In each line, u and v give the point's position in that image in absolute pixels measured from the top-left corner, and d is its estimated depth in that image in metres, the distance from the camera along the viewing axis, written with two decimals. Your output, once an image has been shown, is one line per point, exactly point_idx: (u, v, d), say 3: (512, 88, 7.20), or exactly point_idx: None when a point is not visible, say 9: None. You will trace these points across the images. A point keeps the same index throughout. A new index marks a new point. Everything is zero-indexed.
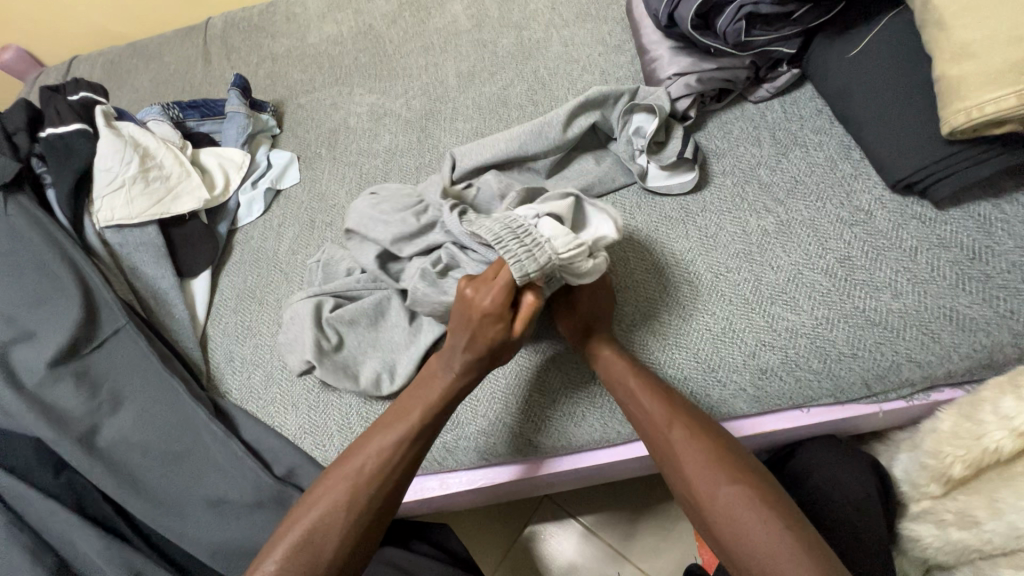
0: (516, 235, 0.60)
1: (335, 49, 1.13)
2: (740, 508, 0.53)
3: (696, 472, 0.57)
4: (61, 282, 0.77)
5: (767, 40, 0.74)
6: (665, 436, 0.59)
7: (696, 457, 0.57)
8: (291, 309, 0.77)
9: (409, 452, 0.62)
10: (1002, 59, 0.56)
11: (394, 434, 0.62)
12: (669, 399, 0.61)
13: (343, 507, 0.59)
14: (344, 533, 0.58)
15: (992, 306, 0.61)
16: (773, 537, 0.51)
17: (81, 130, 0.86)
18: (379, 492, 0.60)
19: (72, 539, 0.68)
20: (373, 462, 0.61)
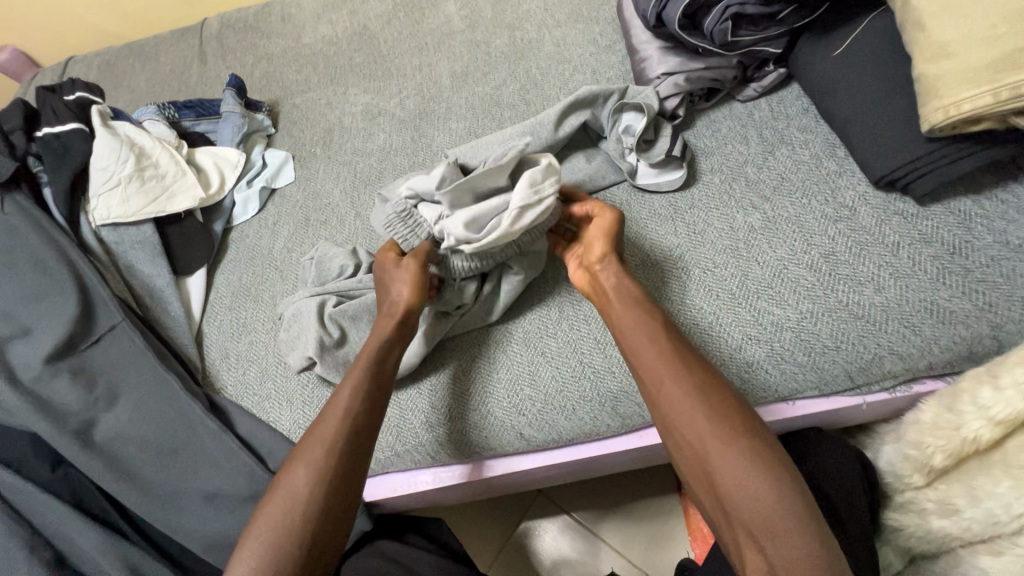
0: (401, 218, 0.73)
1: (330, 50, 1.14)
2: (744, 473, 0.52)
3: (700, 430, 0.55)
4: (58, 280, 0.78)
5: (752, 41, 0.75)
6: (671, 393, 0.58)
7: (703, 416, 0.56)
8: (293, 306, 0.79)
9: (361, 408, 0.64)
10: (977, 58, 0.57)
11: (343, 395, 0.64)
12: (678, 361, 0.59)
13: (307, 473, 0.60)
14: (311, 498, 0.59)
15: (972, 299, 0.62)
16: (771, 503, 0.50)
17: (77, 129, 0.87)
18: (340, 450, 0.61)
19: (69, 533, 0.69)
20: (330, 426, 0.62)
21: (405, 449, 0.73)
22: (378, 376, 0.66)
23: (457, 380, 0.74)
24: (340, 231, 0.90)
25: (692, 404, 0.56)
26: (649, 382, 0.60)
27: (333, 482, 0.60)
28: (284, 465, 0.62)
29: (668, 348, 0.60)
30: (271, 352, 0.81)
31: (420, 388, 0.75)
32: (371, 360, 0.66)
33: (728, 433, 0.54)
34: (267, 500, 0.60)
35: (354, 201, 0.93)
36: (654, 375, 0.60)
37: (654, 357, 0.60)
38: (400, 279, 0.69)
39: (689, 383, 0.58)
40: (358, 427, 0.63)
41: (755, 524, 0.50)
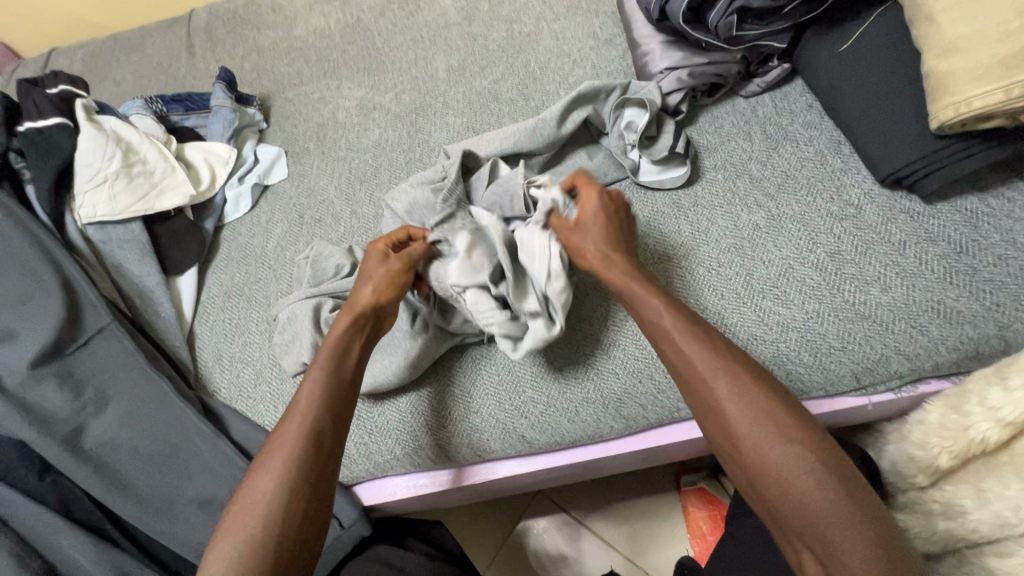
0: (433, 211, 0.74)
1: (323, 42, 1.12)
2: (789, 472, 0.48)
3: (742, 422, 0.50)
4: (44, 281, 0.75)
5: (757, 35, 0.74)
6: (711, 385, 0.53)
7: (743, 412, 0.51)
8: (287, 309, 0.77)
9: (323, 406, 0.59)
10: (988, 55, 0.56)
11: (304, 389, 0.60)
12: (709, 346, 0.55)
13: (274, 475, 0.55)
14: (284, 503, 0.54)
15: (978, 299, 0.62)
16: (822, 502, 0.46)
17: (60, 124, 0.83)
18: (304, 450, 0.57)
19: (58, 542, 0.67)
20: (292, 425, 0.58)
21: (404, 453, 0.71)
22: (340, 374, 0.62)
23: (456, 382, 0.72)
24: (336, 229, 0.88)
25: (733, 396, 0.51)
26: (678, 376, 0.56)
27: (297, 484, 0.55)
28: (250, 470, 0.57)
29: (695, 336, 0.55)
30: (266, 354, 0.79)
31: (420, 392, 0.73)
32: (332, 354, 0.63)
33: (771, 428, 0.50)
34: (230, 508, 0.55)
35: (349, 198, 0.90)
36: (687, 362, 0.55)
37: (681, 348, 0.55)
38: (371, 276, 0.66)
39: (723, 375, 0.53)
40: (319, 426, 0.58)
41: (800, 523, 0.47)
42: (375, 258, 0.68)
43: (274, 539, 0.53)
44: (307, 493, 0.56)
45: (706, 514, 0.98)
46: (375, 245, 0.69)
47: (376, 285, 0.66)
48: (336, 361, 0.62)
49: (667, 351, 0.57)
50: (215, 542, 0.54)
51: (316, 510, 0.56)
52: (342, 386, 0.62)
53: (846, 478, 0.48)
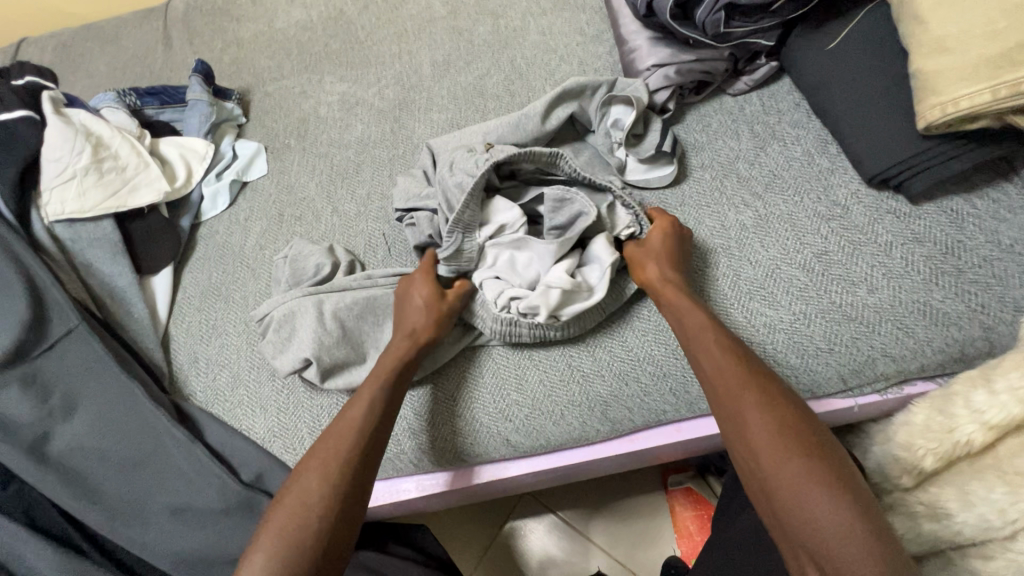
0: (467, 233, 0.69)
1: (304, 35, 1.09)
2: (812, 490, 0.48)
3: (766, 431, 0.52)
4: (6, 281, 0.72)
5: (746, 32, 0.73)
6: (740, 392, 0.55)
7: (771, 436, 0.52)
8: (279, 306, 0.74)
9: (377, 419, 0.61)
10: (976, 54, 0.56)
11: (360, 404, 0.62)
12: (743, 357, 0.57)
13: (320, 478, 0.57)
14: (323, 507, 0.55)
15: (964, 301, 0.62)
16: (844, 532, 0.47)
17: (26, 117, 0.80)
18: (349, 457, 0.58)
19: (21, 553, 0.64)
20: (344, 434, 0.60)
21: (385, 457, 0.69)
22: (396, 394, 0.63)
23: (441, 385, 0.71)
24: (315, 228, 0.86)
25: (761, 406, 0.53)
26: (713, 400, 0.57)
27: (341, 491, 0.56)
28: (294, 470, 0.59)
29: (738, 363, 0.57)
30: (244, 356, 0.77)
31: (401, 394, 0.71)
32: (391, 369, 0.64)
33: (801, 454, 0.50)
34: (277, 500, 0.57)
35: (331, 196, 0.88)
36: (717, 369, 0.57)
37: (721, 373, 0.57)
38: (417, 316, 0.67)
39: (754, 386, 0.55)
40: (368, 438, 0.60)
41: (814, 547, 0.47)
42: (425, 292, 0.68)
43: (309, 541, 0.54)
44: (351, 502, 0.57)
45: (693, 514, 0.98)
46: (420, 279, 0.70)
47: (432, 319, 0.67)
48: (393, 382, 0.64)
49: (707, 373, 0.58)
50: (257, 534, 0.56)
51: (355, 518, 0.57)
52: (393, 403, 0.63)
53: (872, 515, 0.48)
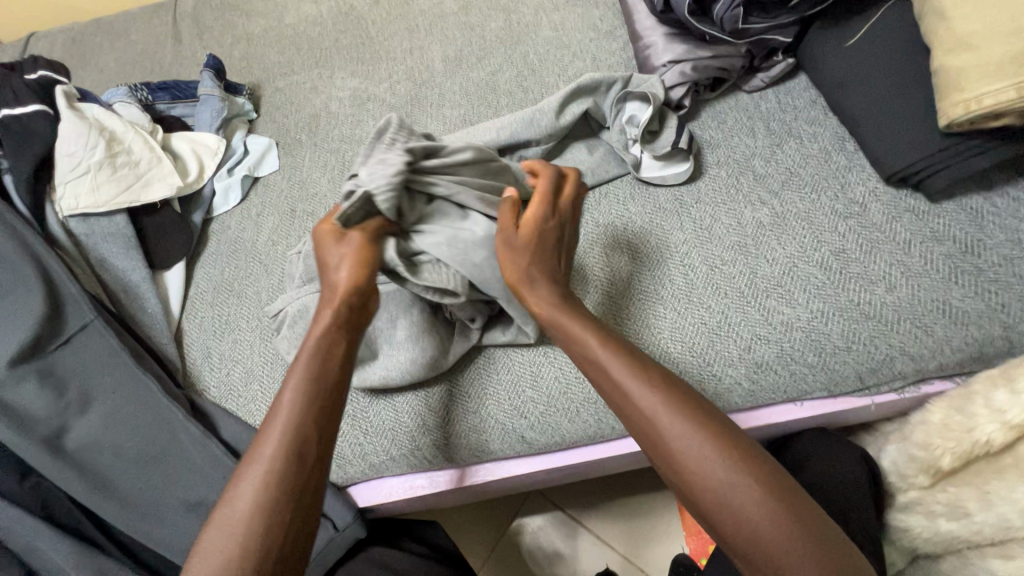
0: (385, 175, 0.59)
1: (314, 30, 1.08)
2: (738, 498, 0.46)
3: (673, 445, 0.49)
4: (23, 276, 0.72)
5: (763, 28, 0.73)
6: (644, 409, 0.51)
7: (694, 453, 0.48)
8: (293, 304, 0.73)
9: (304, 420, 0.52)
10: (1001, 51, 0.55)
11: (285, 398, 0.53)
12: (640, 368, 0.53)
13: (259, 498, 0.49)
14: (268, 528, 0.48)
15: (984, 300, 0.61)
16: (787, 536, 0.44)
17: (40, 111, 0.80)
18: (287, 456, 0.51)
19: (39, 548, 0.65)
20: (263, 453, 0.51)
21: (399, 454, 0.70)
22: (324, 372, 0.55)
23: (455, 383, 0.71)
24: None
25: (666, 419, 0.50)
26: (631, 421, 0.52)
27: (263, 515, 0.48)
28: (228, 485, 0.51)
29: (638, 373, 0.52)
30: (257, 351, 0.77)
31: (417, 393, 0.71)
32: (319, 352, 0.55)
33: (726, 462, 0.47)
34: (208, 529, 0.49)
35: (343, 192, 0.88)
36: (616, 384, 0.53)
37: (626, 389, 0.52)
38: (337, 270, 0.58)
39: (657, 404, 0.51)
40: (306, 438, 0.52)
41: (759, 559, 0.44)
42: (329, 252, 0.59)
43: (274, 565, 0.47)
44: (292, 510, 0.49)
45: None
46: (325, 228, 0.61)
47: (347, 267, 0.58)
48: (320, 361, 0.55)
49: (617, 395, 0.53)
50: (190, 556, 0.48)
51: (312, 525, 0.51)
52: (324, 394, 0.54)
53: (803, 508, 0.46)
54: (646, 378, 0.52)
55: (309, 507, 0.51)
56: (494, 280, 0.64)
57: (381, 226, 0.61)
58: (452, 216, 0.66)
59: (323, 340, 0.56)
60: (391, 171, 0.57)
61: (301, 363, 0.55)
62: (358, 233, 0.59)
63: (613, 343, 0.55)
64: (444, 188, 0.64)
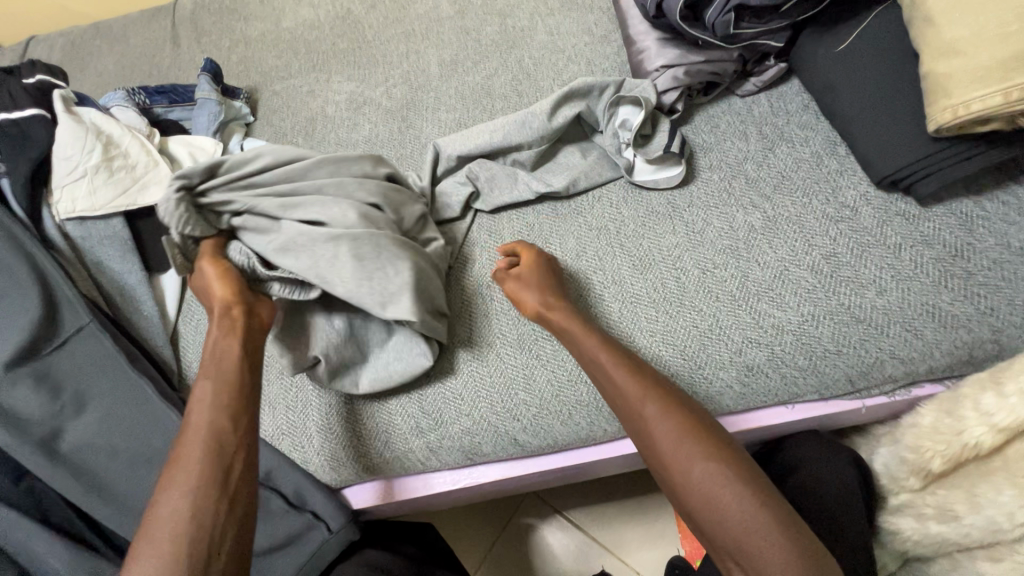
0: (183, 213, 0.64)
1: (312, 34, 1.09)
2: (719, 492, 0.50)
3: (664, 442, 0.54)
4: (19, 279, 0.72)
5: (755, 33, 0.73)
6: (639, 410, 0.56)
7: (672, 441, 0.54)
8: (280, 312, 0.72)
9: (216, 418, 0.56)
10: (988, 56, 0.56)
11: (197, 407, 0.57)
12: (638, 374, 0.59)
13: (183, 488, 0.52)
14: (195, 508, 0.51)
15: (973, 303, 0.62)
16: (749, 520, 0.48)
17: (38, 115, 0.81)
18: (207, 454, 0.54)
19: (34, 549, 0.65)
20: (184, 459, 0.54)
21: (394, 456, 0.70)
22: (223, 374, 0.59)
23: (447, 385, 0.71)
24: None
25: (659, 419, 0.55)
26: (619, 412, 0.59)
27: (193, 507, 0.51)
28: (155, 494, 0.53)
29: (627, 370, 0.59)
30: None
31: (411, 396, 0.71)
32: (215, 361, 0.60)
33: (696, 451, 0.52)
34: (140, 532, 0.51)
35: None
36: (616, 387, 0.59)
37: (615, 384, 0.59)
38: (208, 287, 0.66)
39: (651, 403, 0.56)
40: (219, 430, 0.56)
41: (726, 541, 0.49)
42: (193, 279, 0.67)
43: (202, 545, 0.49)
44: (215, 493, 0.52)
45: None
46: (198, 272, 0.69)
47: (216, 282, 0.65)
48: (218, 363, 0.60)
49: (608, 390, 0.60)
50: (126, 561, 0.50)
51: (245, 510, 0.54)
52: (230, 389, 0.58)
53: (775, 503, 0.49)
54: (634, 375, 0.58)
55: (235, 490, 0.54)
56: (330, 273, 0.65)
57: (214, 246, 0.69)
58: (272, 224, 0.68)
59: (217, 348, 0.61)
60: (171, 206, 0.64)
61: (205, 376, 0.59)
62: (206, 259, 0.67)
63: (608, 344, 0.62)
64: (246, 200, 0.67)
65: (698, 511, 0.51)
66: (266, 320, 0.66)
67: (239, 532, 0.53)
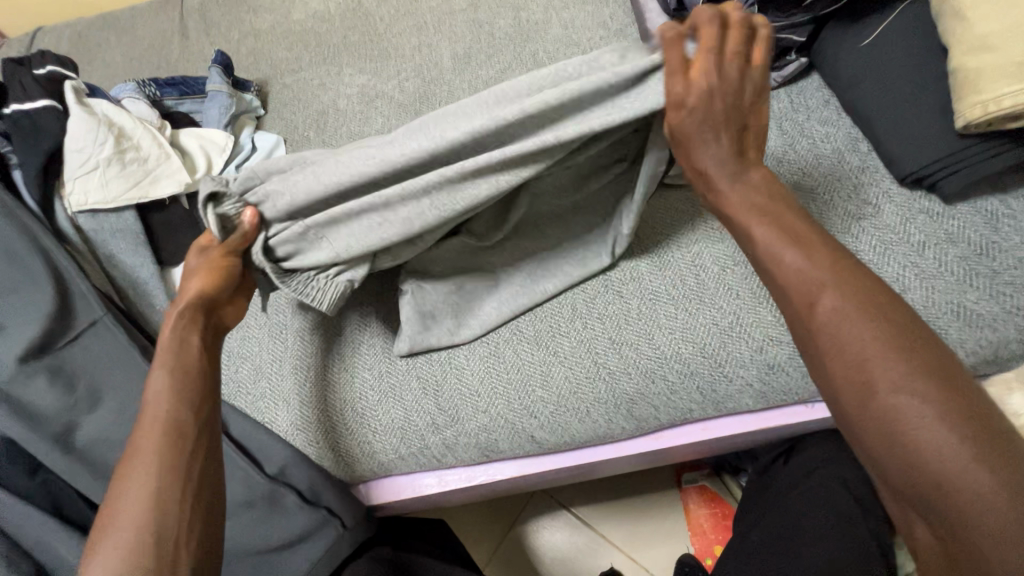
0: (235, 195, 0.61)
1: (322, 27, 1.08)
2: (930, 427, 0.38)
3: (858, 344, 0.42)
4: (31, 272, 0.72)
5: (777, 27, 0.72)
6: (827, 307, 0.44)
7: (870, 348, 0.41)
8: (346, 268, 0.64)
9: (180, 404, 0.52)
10: (1019, 52, 0.55)
11: (153, 396, 0.53)
12: (826, 260, 0.46)
13: (144, 481, 0.47)
14: (161, 498, 0.47)
15: (998, 303, 0.61)
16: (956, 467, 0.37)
17: (48, 107, 0.79)
18: (169, 445, 0.49)
19: (50, 543, 0.65)
20: (145, 448, 0.49)
21: (410, 453, 0.70)
22: (182, 363, 0.54)
23: (464, 382, 0.70)
24: None
25: (857, 322, 0.43)
26: (783, 301, 0.48)
27: (157, 498, 0.47)
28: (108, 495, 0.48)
29: (805, 255, 0.47)
30: (266, 350, 0.76)
31: (424, 394, 0.70)
32: (174, 353, 0.55)
33: (905, 367, 0.40)
34: (99, 528, 0.47)
35: None
36: (792, 276, 0.47)
37: (786, 274, 0.47)
38: (197, 270, 0.60)
39: (836, 297, 0.44)
40: (178, 422, 0.51)
41: (918, 490, 0.38)
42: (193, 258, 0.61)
43: (168, 538, 0.45)
44: (178, 487, 0.48)
45: (707, 512, 0.98)
46: (201, 236, 0.63)
47: (206, 276, 0.59)
48: (176, 354, 0.55)
49: (773, 278, 0.49)
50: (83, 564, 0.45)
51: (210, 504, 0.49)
52: (192, 379, 0.54)
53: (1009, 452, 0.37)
54: (814, 261, 0.46)
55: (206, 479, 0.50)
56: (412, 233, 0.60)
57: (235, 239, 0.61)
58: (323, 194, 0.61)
59: (172, 338, 0.56)
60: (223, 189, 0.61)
61: (165, 363, 0.54)
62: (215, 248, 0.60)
63: (780, 227, 0.50)
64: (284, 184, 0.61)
65: (892, 440, 0.39)
66: (230, 322, 0.62)
67: (208, 523, 0.48)
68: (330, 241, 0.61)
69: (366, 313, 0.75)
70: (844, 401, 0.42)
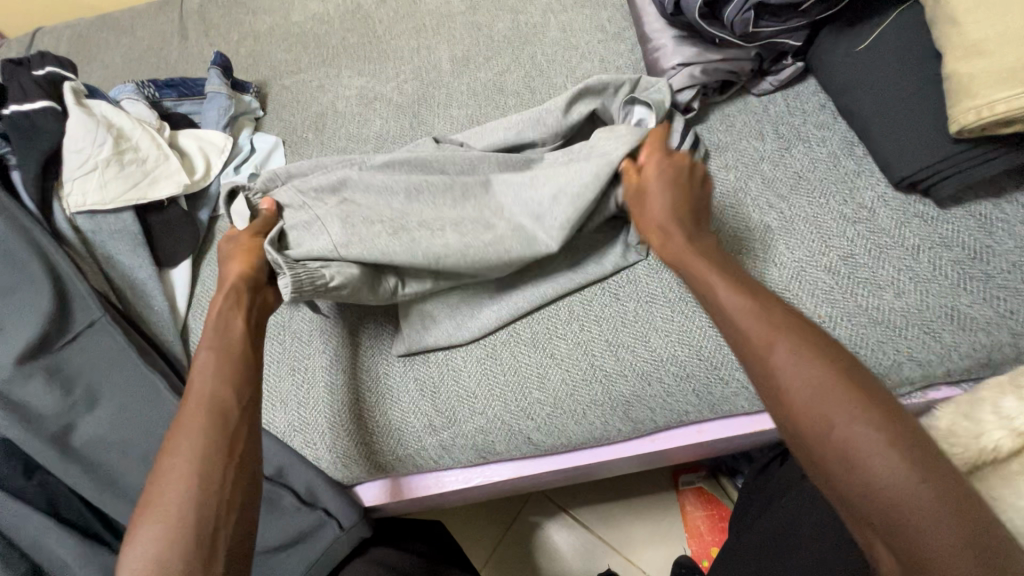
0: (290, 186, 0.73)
1: (322, 29, 1.08)
2: (876, 452, 0.38)
3: (799, 379, 0.43)
4: (29, 273, 0.72)
5: (773, 32, 0.72)
6: (771, 345, 0.45)
7: (807, 381, 0.42)
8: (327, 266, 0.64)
9: (228, 382, 0.54)
10: (1013, 58, 0.55)
11: (201, 375, 0.54)
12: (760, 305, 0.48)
13: (188, 456, 0.48)
14: (211, 468, 0.48)
15: (992, 306, 0.62)
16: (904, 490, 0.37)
17: (48, 107, 0.80)
18: (220, 418, 0.51)
19: (47, 543, 0.65)
20: (193, 420, 0.51)
21: (406, 454, 0.70)
22: (229, 343, 0.57)
23: (461, 383, 0.70)
24: None
25: (796, 356, 0.44)
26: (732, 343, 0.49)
27: (207, 467, 0.48)
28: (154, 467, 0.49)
29: (743, 299, 0.49)
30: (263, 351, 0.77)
31: (422, 395, 0.71)
32: (220, 334, 0.58)
33: (843, 396, 0.41)
34: (146, 497, 0.47)
35: None
36: (733, 320, 0.49)
37: (732, 319, 0.49)
38: (231, 255, 0.66)
39: (777, 337, 0.45)
40: (225, 399, 0.53)
41: (873, 515, 0.38)
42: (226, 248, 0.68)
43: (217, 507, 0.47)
44: (225, 458, 0.49)
45: (704, 514, 0.98)
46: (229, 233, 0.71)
47: (241, 262, 0.65)
48: (222, 336, 0.58)
49: (719, 323, 0.50)
50: (130, 529, 0.46)
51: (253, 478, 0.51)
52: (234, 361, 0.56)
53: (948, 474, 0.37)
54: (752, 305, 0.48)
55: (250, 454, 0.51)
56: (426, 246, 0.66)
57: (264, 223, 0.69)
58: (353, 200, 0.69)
59: (219, 319, 0.59)
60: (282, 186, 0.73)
61: (213, 344, 0.57)
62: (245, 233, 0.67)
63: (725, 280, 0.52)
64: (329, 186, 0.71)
65: (842, 472, 0.39)
66: (271, 304, 0.65)
67: (247, 498, 0.49)
68: (331, 233, 0.65)
69: (369, 318, 0.75)
70: (796, 436, 0.42)
